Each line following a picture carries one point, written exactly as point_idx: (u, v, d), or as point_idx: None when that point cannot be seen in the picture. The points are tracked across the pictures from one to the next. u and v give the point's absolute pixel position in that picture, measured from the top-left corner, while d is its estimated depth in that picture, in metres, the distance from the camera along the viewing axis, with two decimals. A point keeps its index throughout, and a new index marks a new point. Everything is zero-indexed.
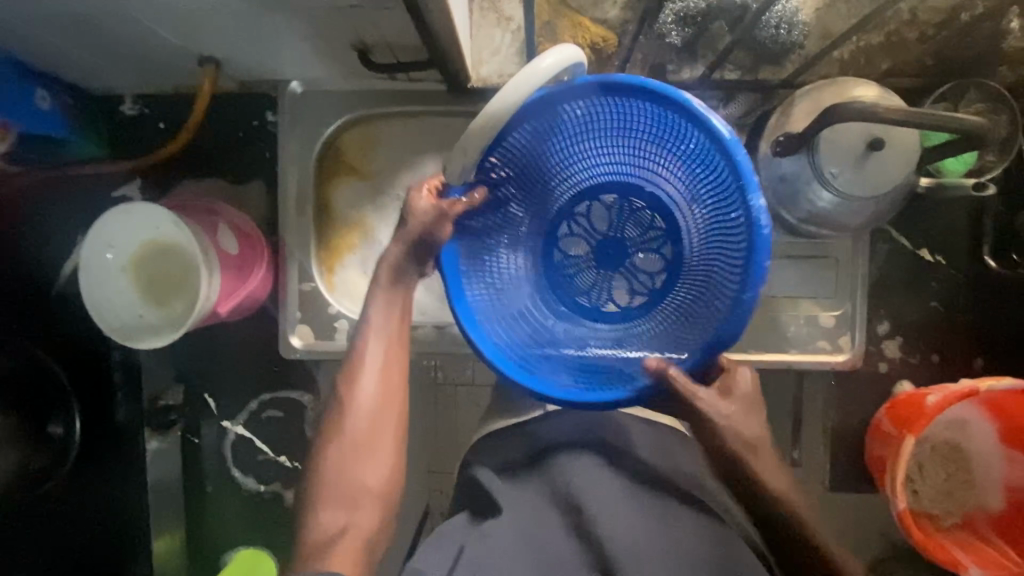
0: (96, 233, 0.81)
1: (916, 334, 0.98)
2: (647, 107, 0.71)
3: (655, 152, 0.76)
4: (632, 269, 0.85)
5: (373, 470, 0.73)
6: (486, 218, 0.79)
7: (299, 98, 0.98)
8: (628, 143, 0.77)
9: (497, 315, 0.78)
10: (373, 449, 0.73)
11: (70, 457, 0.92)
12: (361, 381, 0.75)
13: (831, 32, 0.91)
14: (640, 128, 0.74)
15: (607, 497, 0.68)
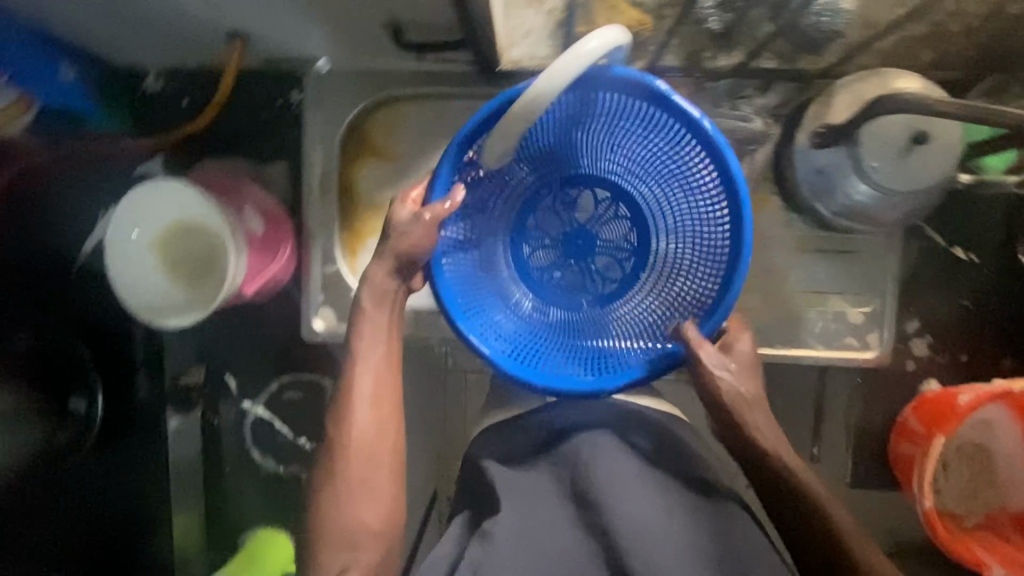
0: (123, 209, 0.80)
1: (946, 332, 0.97)
2: (612, 100, 0.76)
3: (620, 138, 0.82)
4: (597, 261, 0.89)
5: (373, 494, 0.75)
6: (462, 218, 0.84)
7: (325, 78, 0.96)
8: (590, 133, 0.82)
9: (469, 297, 0.82)
10: (368, 471, 0.75)
11: (92, 433, 0.89)
12: (356, 412, 0.77)
13: (875, 20, 0.88)
14: (607, 118, 0.79)
15: (634, 488, 0.67)
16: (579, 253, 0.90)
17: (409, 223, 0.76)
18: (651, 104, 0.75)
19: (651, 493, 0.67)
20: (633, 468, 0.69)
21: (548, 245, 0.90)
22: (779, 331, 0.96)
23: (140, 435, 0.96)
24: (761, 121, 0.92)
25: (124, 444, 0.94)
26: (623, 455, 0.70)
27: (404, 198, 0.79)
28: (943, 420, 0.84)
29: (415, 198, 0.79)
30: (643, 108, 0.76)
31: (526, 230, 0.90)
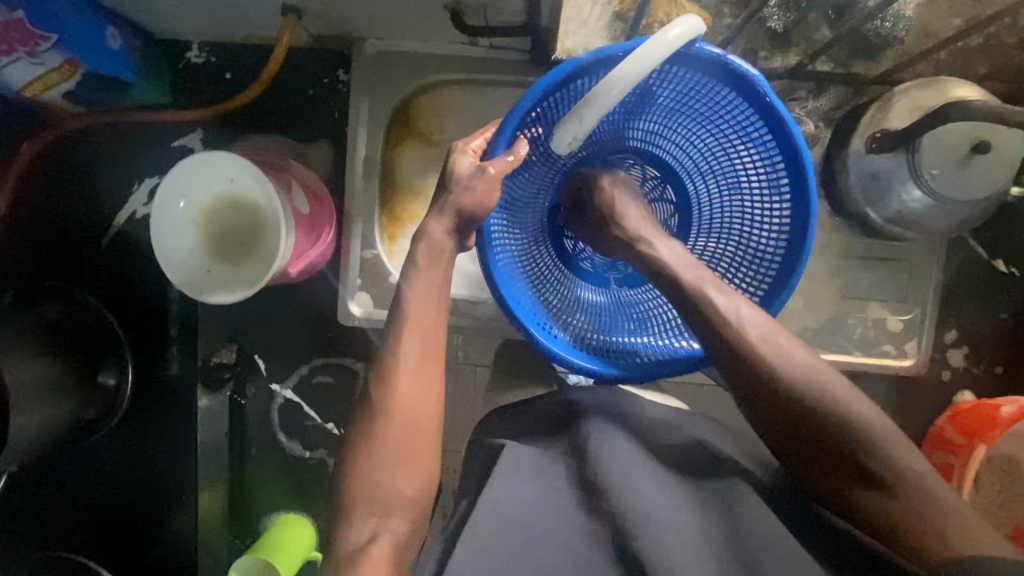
0: (172, 179, 0.79)
1: (983, 344, 0.97)
2: (691, 77, 0.76)
3: (685, 119, 0.82)
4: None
5: (424, 443, 0.68)
6: (517, 182, 0.83)
7: (375, 59, 0.95)
8: (658, 110, 0.82)
9: (514, 265, 0.83)
10: (419, 423, 0.69)
11: (122, 404, 0.93)
12: (397, 368, 0.69)
13: (931, 30, 0.88)
14: (678, 98, 0.80)
15: (646, 477, 0.63)
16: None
17: (473, 175, 0.74)
18: (733, 89, 0.75)
19: (665, 485, 0.64)
20: (641, 459, 0.66)
21: None
22: (821, 336, 0.95)
23: (170, 408, 0.97)
24: (813, 124, 0.91)
25: (156, 414, 0.97)
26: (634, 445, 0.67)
27: (467, 148, 0.77)
28: (983, 431, 0.86)
29: (475, 148, 0.77)
30: (722, 90, 0.76)
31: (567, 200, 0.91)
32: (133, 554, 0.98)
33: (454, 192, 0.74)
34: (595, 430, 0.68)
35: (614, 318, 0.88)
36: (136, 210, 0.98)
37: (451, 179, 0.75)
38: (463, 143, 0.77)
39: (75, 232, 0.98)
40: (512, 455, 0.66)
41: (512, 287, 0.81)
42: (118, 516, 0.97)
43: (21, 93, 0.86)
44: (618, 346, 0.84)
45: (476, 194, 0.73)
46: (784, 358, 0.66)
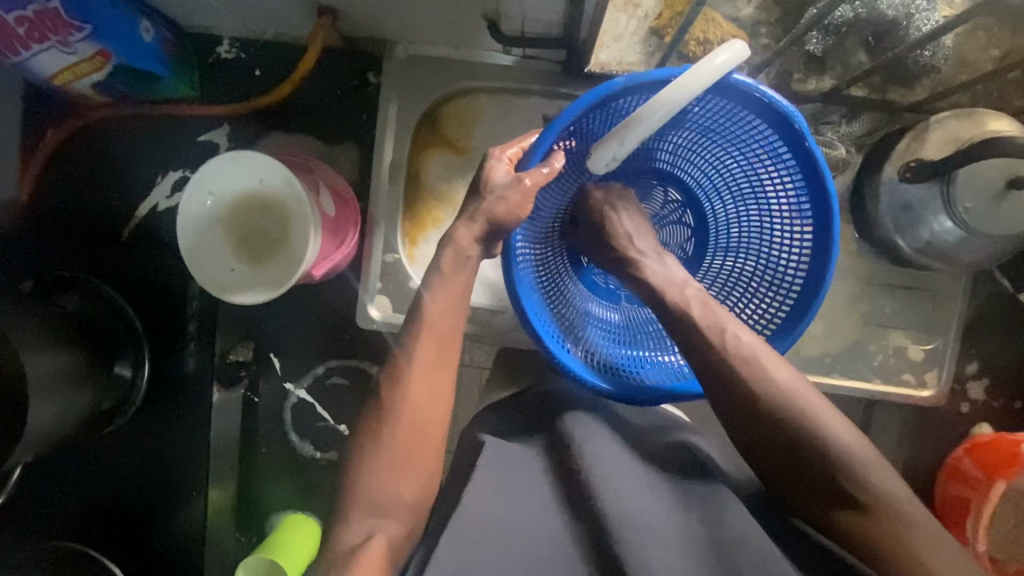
0: (200, 176, 0.78)
1: (1003, 377, 0.97)
2: (723, 105, 0.75)
3: (714, 145, 0.82)
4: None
5: (419, 457, 0.67)
6: (543, 195, 0.82)
7: (407, 63, 0.94)
8: (688, 133, 0.82)
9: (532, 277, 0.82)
10: (412, 435, 0.68)
11: (137, 396, 0.93)
12: (410, 373, 0.69)
13: (970, 61, 0.88)
14: (709, 124, 0.79)
15: (633, 477, 0.65)
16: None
17: (509, 186, 0.73)
18: (766, 120, 0.74)
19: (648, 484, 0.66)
20: (627, 457, 0.68)
21: None
22: (841, 362, 0.94)
23: (183, 402, 0.97)
24: (844, 149, 0.90)
25: (169, 408, 0.97)
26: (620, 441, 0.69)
27: (503, 156, 0.77)
28: (1004, 467, 0.86)
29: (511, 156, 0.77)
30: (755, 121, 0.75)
31: None
32: (139, 548, 0.97)
33: (488, 197, 0.73)
34: (584, 426, 0.69)
35: (628, 339, 0.87)
36: (157, 203, 0.98)
37: (485, 184, 0.74)
38: (501, 149, 0.77)
39: (96, 222, 0.97)
40: (494, 450, 0.67)
41: (533, 303, 0.79)
42: (127, 508, 0.97)
43: (50, 82, 0.85)
44: (633, 368, 0.82)
45: (509, 203, 0.72)
46: (761, 373, 0.65)
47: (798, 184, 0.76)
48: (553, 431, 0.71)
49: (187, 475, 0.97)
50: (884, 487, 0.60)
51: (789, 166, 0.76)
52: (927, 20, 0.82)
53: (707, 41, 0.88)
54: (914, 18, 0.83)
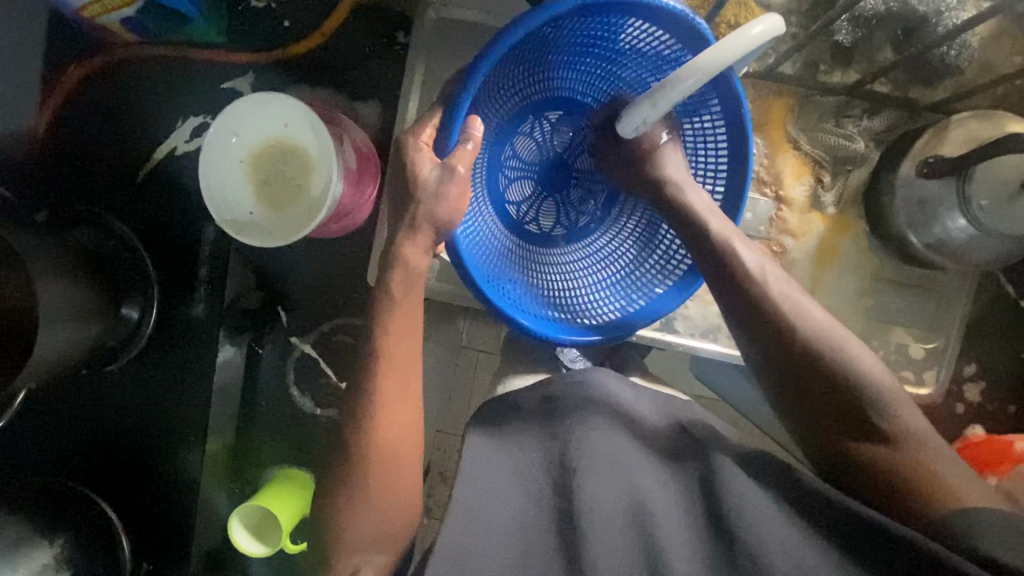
0: (228, 114, 0.79)
1: (998, 381, 0.99)
2: (637, 25, 0.75)
3: (623, 64, 0.82)
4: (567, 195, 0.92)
5: (412, 414, 0.68)
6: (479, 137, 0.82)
7: (438, 23, 0.93)
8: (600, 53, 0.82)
9: (474, 242, 0.80)
10: (408, 396, 0.68)
11: (142, 340, 0.93)
12: (392, 368, 0.68)
13: (993, 65, 0.89)
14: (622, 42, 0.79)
15: (632, 473, 0.64)
16: (551, 185, 0.91)
17: (439, 177, 0.67)
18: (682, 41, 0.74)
19: (650, 477, 0.65)
20: (623, 452, 0.66)
21: (521, 166, 0.90)
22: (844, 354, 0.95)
23: (186, 347, 0.96)
24: (864, 143, 0.91)
25: (170, 353, 0.96)
26: (620, 435, 0.68)
27: (418, 140, 0.69)
28: (994, 465, 0.87)
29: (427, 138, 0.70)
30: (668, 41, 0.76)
31: (504, 155, 0.88)
32: (133, 491, 0.97)
33: (425, 199, 0.67)
34: (578, 426, 0.68)
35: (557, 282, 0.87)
36: (175, 146, 0.97)
37: (415, 185, 0.67)
38: (414, 134, 0.69)
39: (112, 160, 0.97)
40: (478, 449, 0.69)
41: (469, 253, 0.77)
42: (121, 451, 0.97)
43: (79, 13, 0.85)
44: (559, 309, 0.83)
45: (450, 202, 0.67)
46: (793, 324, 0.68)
47: (715, 114, 0.78)
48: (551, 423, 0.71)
49: (181, 422, 0.97)
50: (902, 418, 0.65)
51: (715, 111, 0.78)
52: (954, 19, 0.84)
53: (738, 25, 0.88)
54: (943, 15, 0.84)
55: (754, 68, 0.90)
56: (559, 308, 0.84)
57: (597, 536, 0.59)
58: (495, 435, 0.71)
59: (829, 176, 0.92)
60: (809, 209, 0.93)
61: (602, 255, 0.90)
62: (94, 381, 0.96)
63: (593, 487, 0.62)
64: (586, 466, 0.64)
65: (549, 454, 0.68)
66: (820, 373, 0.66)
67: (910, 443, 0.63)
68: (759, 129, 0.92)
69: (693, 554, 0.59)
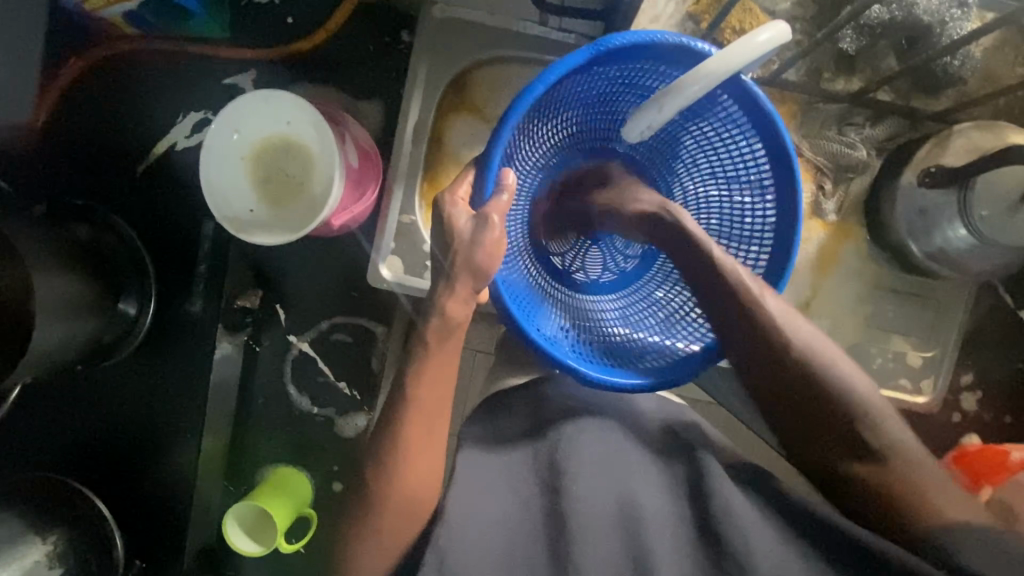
0: (230, 111, 0.78)
1: (995, 391, 1.00)
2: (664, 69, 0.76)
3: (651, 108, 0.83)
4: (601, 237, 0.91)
5: (411, 414, 0.67)
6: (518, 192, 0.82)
7: (441, 23, 0.92)
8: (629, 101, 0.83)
9: (524, 299, 0.79)
10: (408, 397, 0.67)
11: (138, 336, 0.92)
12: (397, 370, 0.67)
13: (995, 75, 0.90)
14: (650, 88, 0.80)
15: (619, 477, 0.68)
16: (585, 231, 0.91)
17: (473, 224, 0.66)
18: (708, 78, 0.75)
19: (638, 481, 0.69)
20: (610, 456, 0.70)
21: (559, 218, 0.91)
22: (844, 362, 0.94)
23: (183, 345, 0.96)
24: (866, 151, 0.91)
25: (167, 351, 0.95)
26: (609, 440, 0.71)
27: (451, 195, 0.69)
28: (991, 475, 0.87)
29: (462, 196, 0.69)
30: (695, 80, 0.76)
31: (541, 211, 0.89)
32: (127, 489, 0.96)
33: (461, 248, 0.66)
34: (570, 429, 0.71)
35: (594, 323, 0.86)
36: (175, 141, 0.96)
37: (453, 237, 0.66)
38: (451, 191, 0.69)
39: (112, 155, 0.96)
40: (469, 460, 0.69)
41: (518, 306, 0.76)
42: (116, 448, 0.96)
43: (80, 5, 0.84)
44: (602, 349, 0.82)
45: (486, 248, 0.65)
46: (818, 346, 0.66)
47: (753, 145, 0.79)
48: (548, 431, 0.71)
49: (177, 420, 0.96)
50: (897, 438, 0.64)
51: (727, 107, 0.77)
52: (959, 29, 0.84)
53: (742, 31, 0.88)
54: (948, 26, 0.84)
55: (758, 75, 0.90)
56: (601, 349, 0.82)
57: (585, 537, 0.64)
58: (492, 449, 0.71)
59: (831, 184, 0.92)
60: (810, 216, 0.93)
61: (637, 297, 0.89)
62: (90, 378, 0.96)
63: (584, 492, 0.66)
64: (576, 471, 0.67)
65: (538, 456, 0.70)
66: (817, 401, 0.65)
67: (903, 467, 0.63)
68: None
69: (674, 554, 0.65)
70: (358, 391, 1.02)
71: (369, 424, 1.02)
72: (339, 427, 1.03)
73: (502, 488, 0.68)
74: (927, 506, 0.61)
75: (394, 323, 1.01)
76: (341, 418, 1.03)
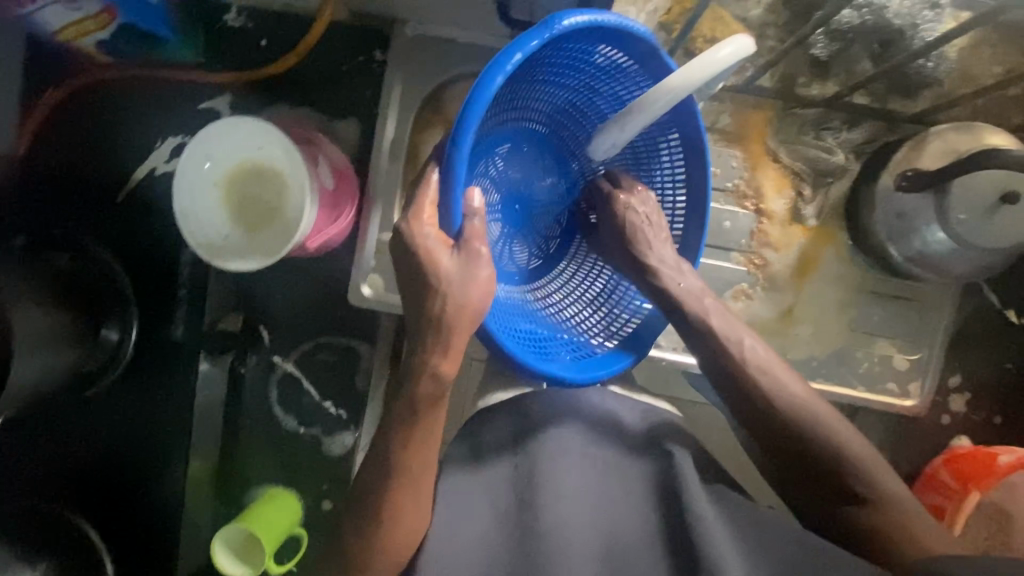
0: (201, 138, 0.79)
1: (984, 392, 0.99)
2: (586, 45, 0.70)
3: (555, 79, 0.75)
4: (538, 227, 0.85)
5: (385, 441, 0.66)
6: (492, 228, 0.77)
7: (414, 41, 0.93)
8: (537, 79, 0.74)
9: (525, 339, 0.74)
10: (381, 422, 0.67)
11: (121, 365, 0.91)
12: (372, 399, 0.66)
13: (971, 75, 0.89)
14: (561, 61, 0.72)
15: (602, 501, 0.69)
16: (519, 222, 0.84)
17: (461, 266, 0.61)
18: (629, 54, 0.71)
19: (617, 500, 0.69)
20: (594, 476, 0.70)
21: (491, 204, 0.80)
22: (828, 367, 0.94)
23: (166, 369, 0.96)
24: (843, 155, 0.91)
25: (152, 375, 0.95)
26: (593, 460, 0.70)
27: (419, 214, 0.63)
28: (979, 479, 0.86)
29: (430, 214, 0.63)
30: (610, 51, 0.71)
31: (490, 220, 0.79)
32: (118, 514, 0.96)
33: (449, 291, 0.61)
34: (553, 442, 0.70)
35: (572, 309, 0.83)
36: (154, 167, 0.97)
37: (436, 278, 0.61)
38: (416, 220, 0.62)
39: (92, 183, 0.97)
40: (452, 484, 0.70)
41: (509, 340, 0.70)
42: (105, 476, 0.96)
43: (53, 37, 0.84)
44: (584, 333, 0.81)
45: (478, 287, 0.62)
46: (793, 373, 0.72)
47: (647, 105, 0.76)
48: (528, 453, 0.71)
49: (164, 445, 0.96)
50: (887, 489, 0.67)
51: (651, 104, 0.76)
52: (931, 31, 0.84)
53: (714, 39, 0.87)
54: (919, 28, 0.84)
55: (731, 83, 0.90)
56: (588, 334, 0.81)
57: (567, 555, 0.64)
58: (478, 470, 0.71)
59: (810, 189, 0.92)
60: (790, 222, 0.93)
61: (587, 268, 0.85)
62: (77, 405, 0.96)
63: (561, 515, 0.66)
64: (557, 487, 0.67)
65: (518, 471, 0.70)
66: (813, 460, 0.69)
67: (885, 505, 0.66)
68: (738, 142, 0.92)
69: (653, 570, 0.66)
70: (344, 409, 1.03)
71: (355, 443, 1.02)
72: (327, 446, 1.03)
73: (482, 504, 0.69)
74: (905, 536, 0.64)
75: (380, 341, 1.02)
76: (328, 436, 1.03)
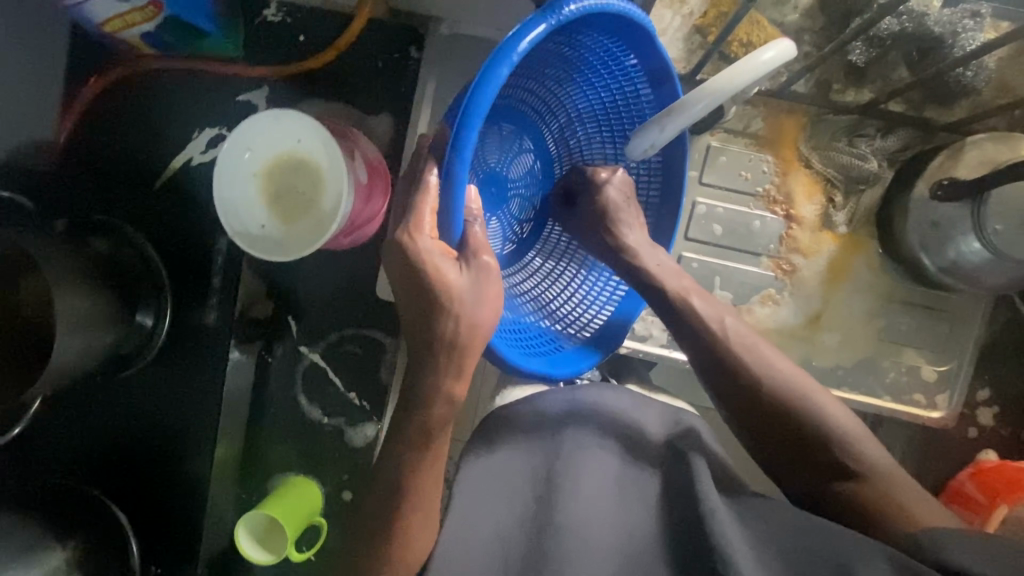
0: (243, 130, 0.80)
1: (1014, 406, 0.97)
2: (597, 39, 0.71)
3: (556, 68, 0.76)
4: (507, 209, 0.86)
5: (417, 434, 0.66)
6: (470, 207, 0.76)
7: (449, 41, 0.94)
8: (539, 65, 0.74)
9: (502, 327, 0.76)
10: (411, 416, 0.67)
11: (153, 348, 0.93)
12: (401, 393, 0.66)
13: (1009, 85, 0.89)
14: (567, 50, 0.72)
15: (621, 506, 0.68)
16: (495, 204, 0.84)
17: (470, 283, 0.60)
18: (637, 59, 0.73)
19: (631, 502, 0.68)
20: (611, 476, 0.70)
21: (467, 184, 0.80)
22: (853, 375, 0.93)
23: (194, 356, 0.97)
24: (877, 163, 0.91)
25: (181, 362, 0.97)
26: (608, 460, 0.71)
27: (416, 223, 0.60)
28: (1008, 492, 0.86)
29: (430, 223, 0.60)
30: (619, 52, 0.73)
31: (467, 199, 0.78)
32: (144, 497, 0.98)
33: (460, 308, 0.60)
34: (570, 443, 0.71)
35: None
36: (191, 157, 0.99)
37: (449, 295, 0.60)
38: (417, 231, 0.60)
39: (130, 171, 0.99)
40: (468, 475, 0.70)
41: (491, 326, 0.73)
42: (132, 459, 0.98)
43: (101, 27, 0.86)
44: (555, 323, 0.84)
45: (488, 302, 0.61)
46: None
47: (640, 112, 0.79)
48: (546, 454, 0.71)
49: (189, 431, 0.97)
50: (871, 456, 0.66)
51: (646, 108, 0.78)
52: (972, 40, 0.82)
53: (750, 44, 0.88)
54: (960, 37, 0.83)
55: (766, 87, 0.91)
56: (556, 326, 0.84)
57: (578, 553, 0.63)
58: (490, 465, 0.71)
59: (841, 196, 0.92)
60: (820, 228, 0.92)
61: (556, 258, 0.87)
62: (108, 389, 0.98)
63: (576, 512, 0.65)
64: (572, 486, 0.67)
65: (536, 469, 0.71)
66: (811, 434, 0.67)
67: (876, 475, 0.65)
68: (771, 146, 0.92)
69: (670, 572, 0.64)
70: (368, 401, 1.04)
71: (378, 434, 1.03)
72: (349, 436, 1.04)
73: (496, 504, 0.69)
74: (899, 508, 0.62)
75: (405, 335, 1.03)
76: (351, 427, 1.05)
